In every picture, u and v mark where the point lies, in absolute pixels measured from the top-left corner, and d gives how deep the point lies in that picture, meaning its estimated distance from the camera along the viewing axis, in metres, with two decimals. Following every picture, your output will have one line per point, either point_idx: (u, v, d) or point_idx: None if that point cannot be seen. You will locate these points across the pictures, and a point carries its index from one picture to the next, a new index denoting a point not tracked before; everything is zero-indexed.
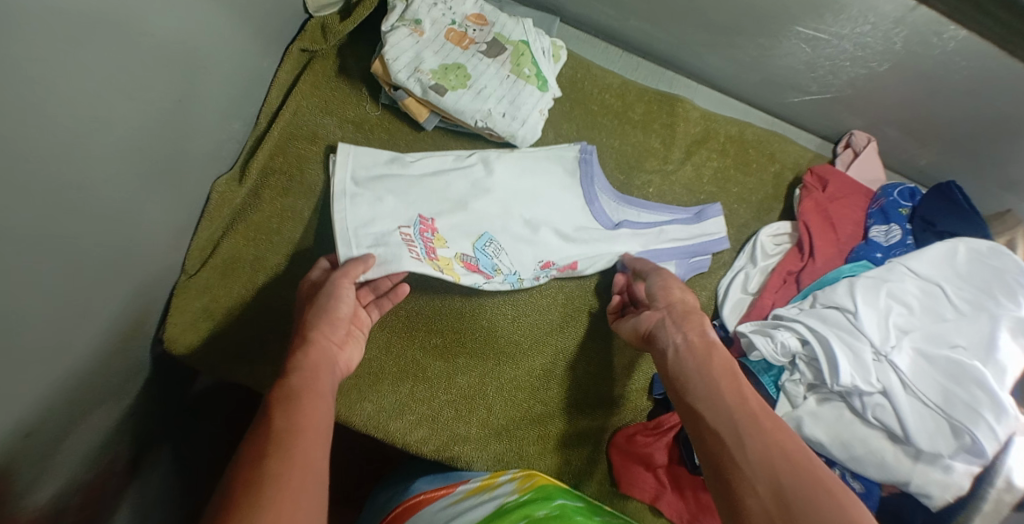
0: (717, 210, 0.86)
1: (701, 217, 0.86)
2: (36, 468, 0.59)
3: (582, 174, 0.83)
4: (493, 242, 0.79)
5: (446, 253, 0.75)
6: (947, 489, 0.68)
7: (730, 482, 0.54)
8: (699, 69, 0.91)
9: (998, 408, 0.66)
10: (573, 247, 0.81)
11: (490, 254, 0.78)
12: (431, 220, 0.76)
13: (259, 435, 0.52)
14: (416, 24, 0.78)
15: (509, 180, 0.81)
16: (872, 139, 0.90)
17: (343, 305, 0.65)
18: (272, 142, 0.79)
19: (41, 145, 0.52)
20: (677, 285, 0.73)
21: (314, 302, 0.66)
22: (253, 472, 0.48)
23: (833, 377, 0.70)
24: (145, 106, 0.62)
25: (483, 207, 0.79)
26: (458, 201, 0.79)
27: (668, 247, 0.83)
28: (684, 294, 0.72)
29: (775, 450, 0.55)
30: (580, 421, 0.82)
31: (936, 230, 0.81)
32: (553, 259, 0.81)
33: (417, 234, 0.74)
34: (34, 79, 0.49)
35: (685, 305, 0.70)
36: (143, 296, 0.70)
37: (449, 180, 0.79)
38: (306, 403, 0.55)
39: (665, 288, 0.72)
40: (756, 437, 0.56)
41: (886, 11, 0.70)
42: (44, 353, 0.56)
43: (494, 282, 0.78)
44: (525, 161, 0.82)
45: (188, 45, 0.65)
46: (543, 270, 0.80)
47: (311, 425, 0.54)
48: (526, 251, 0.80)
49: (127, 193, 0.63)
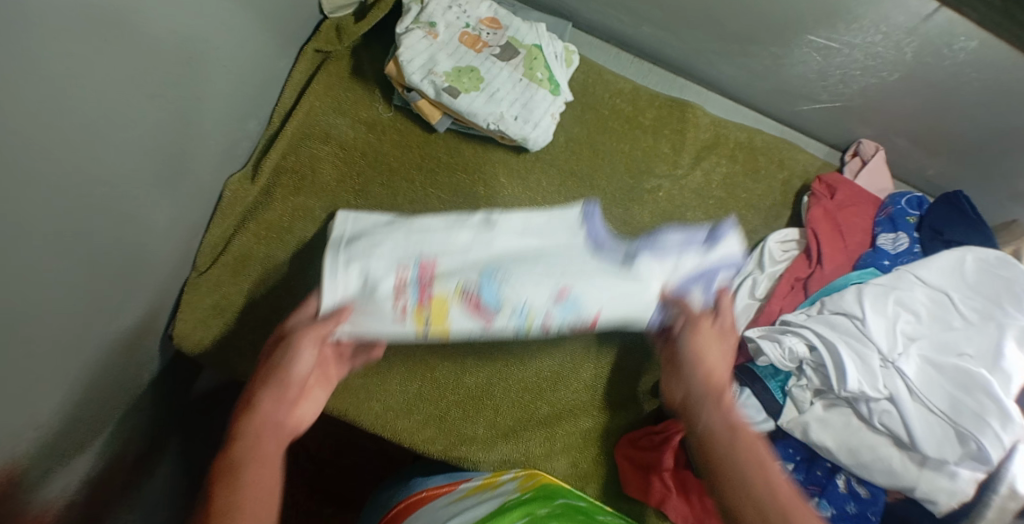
0: (730, 226, 0.73)
1: (713, 239, 0.72)
2: (52, 461, 0.59)
3: (587, 213, 0.73)
4: (501, 273, 0.67)
5: (445, 288, 0.66)
6: (954, 496, 0.68)
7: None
8: (710, 76, 0.92)
9: (1004, 415, 0.66)
10: (591, 283, 0.69)
11: (497, 285, 0.67)
12: (431, 261, 0.67)
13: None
14: (430, 26, 0.80)
15: (518, 223, 0.70)
16: (880, 148, 0.91)
17: (297, 366, 0.61)
18: (284, 141, 0.80)
19: (64, 137, 0.53)
20: (719, 343, 0.68)
21: (269, 357, 0.62)
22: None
23: (840, 382, 0.71)
24: (165, 103, 0.63)
25: (487, 255, 0.68)
26: (461, 246, 0.68)
27: (684, 277, 0.70)
28: (719, 364, 0.66)
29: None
30: (589, 426, 0.82)
31: (944, 239, 0.82)
32: (570, 287, 0.68)
33: (415, 279, 0.66)
34: (60, 70, 0.51)
35: (717, 372, 0.66)
36: (156, 292, 0.70)
37: (449, 219, 0.70)
38: (235, 489, 0.53)
39: (702, 348, 0.67)
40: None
41: (899, 21, 0.71)
42: (64, 342, 0.58)
43: (499, 323, 0.67)
44: (527, 201, 0.72)
45: (211, 43, 0.66)
46: (558, 302, 0.68)
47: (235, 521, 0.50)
48: (538, 278, 0.68)
49: (147, 187, 0.64)
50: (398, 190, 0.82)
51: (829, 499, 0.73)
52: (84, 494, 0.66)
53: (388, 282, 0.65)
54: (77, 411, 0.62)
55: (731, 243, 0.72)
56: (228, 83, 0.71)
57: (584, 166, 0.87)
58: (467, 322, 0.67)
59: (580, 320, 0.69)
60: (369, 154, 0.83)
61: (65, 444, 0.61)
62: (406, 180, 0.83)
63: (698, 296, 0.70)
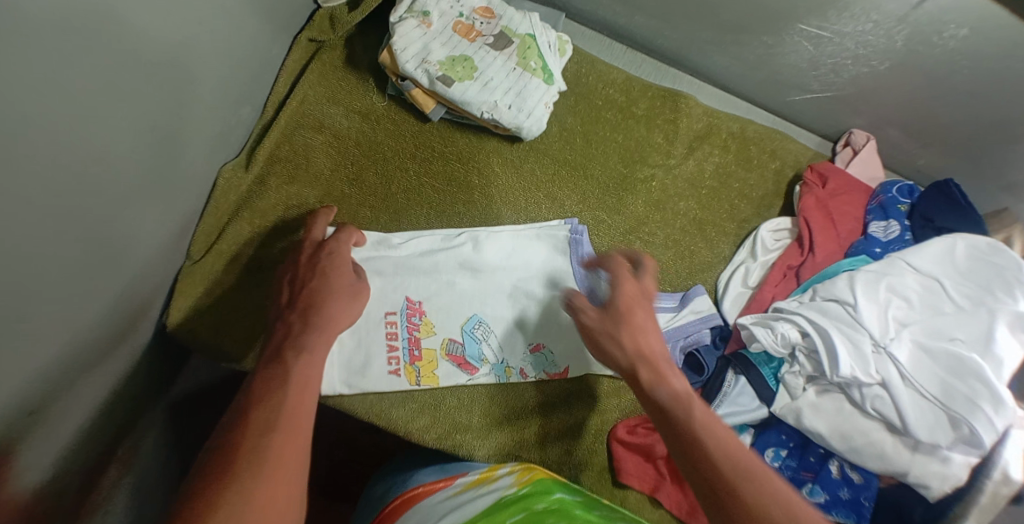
0: (700, 290, 0.82)
1: (684, 302, 0.82)
2: (46, 450, 0.59)
3: (571, 251, 0.82)
4: (481, 325, 0.80)
5: (431, 342, 0.78)
6: (946, 481, 0.69)
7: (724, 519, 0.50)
8: (703, 67, 0.92)
9: (998, 401, 0.67)
10: (565, 339, 0.81)
11: (477, 340, 0.79)
12: (419, 303, 0.79)
13: (260, 406, 0.52)
14: (424, 16, 0.80)
15: (499, 258, 0.82)
16: (872, 138, 0.91)
17: (354, 304, 0.66)
18: (278, 130, 0.80)
19: (57, 115, 0.53)
20: (629, 304, 0.64)
21: (341, 288, 0.66)
22: (259, 445, 0.49)
23: (833, 368, 0.71)
24: (160, 87, 0.63)
25: (471, 294, 0.80)
26: (447, 281, 0.80)
27: None
28: (634, 335, 0.62)
29: (758, 484, 0.51)
30: (585, 416, 0.81)
31: (934, 226, 0.83)
32: (544, 341, 0.81)
33: (405, 319, 0.78)
34: (56, 50, 0.51)
35: (639, 338, 0.63)
36: (149, 279, 0.69)
37: (438, 261, 0.80)
38: (308, 386, 0.56)
39: (617, 315, 0.64)
40: (733, 470, 0.52)
41: (890, 9, 0.73)
42: (58, 322, 0.57)
43: (480, 376, 0.79)
44: (504, 241, 0.82)
45: (205, 27, 0.66)
46: (533, 353, 0.80)
47: (305, 409, 0.54)
48: (515, 333, 0.80)
49: (142, 171, 0.64)
50: (393, 180, 0.83)
51: (822, 484, 0.74)
52: (81, 486, 0.66)
53: (381, 328, 0.77)
54: (71, 399, 0.61)
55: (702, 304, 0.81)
56: (223, 69, 0.71)
57: (578, 156, 0.87)
58: (452, 377, 0.78)
59: (550, 375, 0.80)
60: (363, 144, 0.83)
61: (61, 433, 0.61)
62: (401, 169, 0.84)
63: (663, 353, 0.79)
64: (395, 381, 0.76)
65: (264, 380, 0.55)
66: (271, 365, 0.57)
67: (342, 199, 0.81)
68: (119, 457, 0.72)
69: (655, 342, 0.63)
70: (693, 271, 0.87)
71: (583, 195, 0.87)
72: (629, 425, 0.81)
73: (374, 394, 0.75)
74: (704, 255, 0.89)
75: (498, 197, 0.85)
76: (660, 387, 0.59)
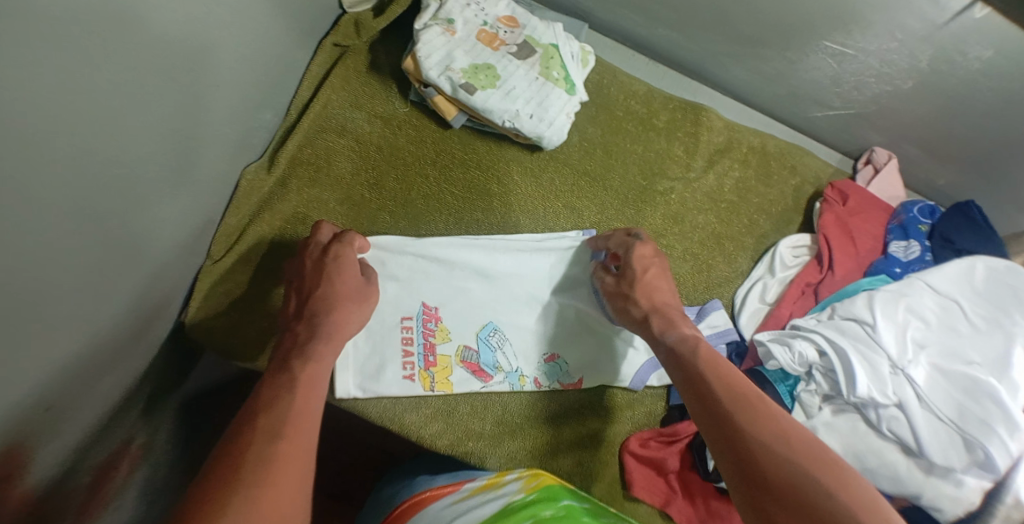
0: (717, 305, 0.83)
1: (701, 315, 0.83)
2: (60, 446, 0.59)
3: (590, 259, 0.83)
4: (497, 332, 0.80)
5: (447, 348, 0.78)
6: (958, 504, 0.68)
7: (724, 422, 0.55)
8: (724, 80, 0.92)
9: (1011, 423, 0.67)
10: (580, 350, 0.82)
11: (492, 347, 0.79)
12: (435, 308, 0.79)
13: (265, 414, 0.53)
14: (448, 23, 0.80)
15: (515, 267, 0.82)
16: (893, 156, 0.91)
17: (362, 313, 0.68)
18: (301, 133, 0.80)
19: (86, 118, 0.53)
20: (646, 262, 0.74)
21: (346, 290, 0.67)
22: (266, 451, 0.49)
23: (850, 388, 0.71)
24: (186, 91, 0.63)
25: (488, 302, 0.81)
26: (463, 288, 0.81)
27: None
28: (649, 290, 0.72)
29: (757, 406, 0.56)
30: (596, 427, 0.81)
31: (954, 248, 0.82)
32: (559, 351, 0.81)
33: (420, 325, 0.78)
34: (87, 54, 0.52)
35: (655, 293, 0.72)
36: (168, 279, 0.70)
37: (455, 267, 0.81)
38: (310, 396, 0.56)
39: (632, 272, 0.73)
40: (728, 393, 0.57)
41: (914, 28, 0.73)
42: (77, 320, 0.58)
43: (494, 383, 0.79)
44: (521, 249, 0.82)
45: (231, 31, 0.67)
46: (547, 363, 0.81)
47: (310, 418, 0.54)
48: (530, 342, 0.81)
49: (164, 172, 0.64)
50: (412, 185, 0.84)
51: None
52: (93, 482, 0.66)
53: (395, 333, 0.77)
54: (88, 397, 0.62)
55: (718, 318, 0.83)
56: (248, 74, 0.72)
57: (597, 167, 0.87)
58: (466, 384, 0.78)
59: (564, 385, 0.80)
60: (384, 148, 0.84)
61: (74, 428, 0.61)
62: (421, 175, 0.84)
63: None
64: (410, 387, 0.76)
65: (269, 390, 0.56)
66: (275, 376, 0.57)
67: (362, 203, 0.82)
68: (132, 454, 0.72)
69: (667, 299, 0.72)
70: (710, 286, 0.88)
71: (602, 206, 0.87)
72: (642, 439, 0.81)
73: (388, 399, 0.76)
74: (721, 269, 0.88)
75: (516, 205, 0.85)
76: (669, 332, 0.67)
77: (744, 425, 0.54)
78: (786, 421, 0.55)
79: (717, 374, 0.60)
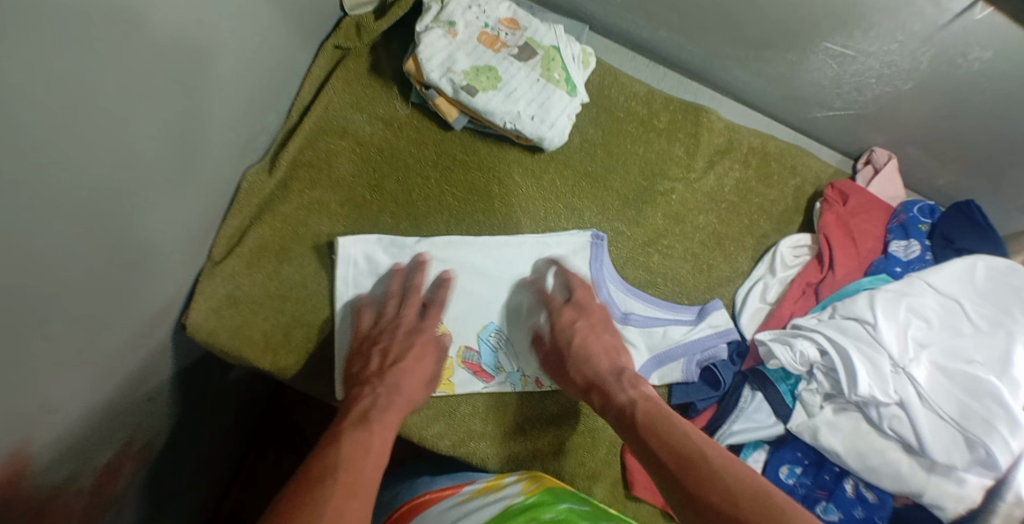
0: (718, 305, 0.84)
1: (701, 315, 0.83)
2: (62, 447, 0.60)
3: (592, 259, 0.83)
4: (497, 333, 0.80)
5: (448, 349, 0.79)
6: (961, 502, 0.69)
7: (673, 486, 0.59)
8: (724, 81, 0.92)
9: (1011, 422, 0.68)
10: None
11: (493, 347, 0.80)
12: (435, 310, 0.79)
13: (342, 470, 0.60)
14: (449, 25, 0.81)
15: (517, 269, 0.82)
16: (893, 156, 0.91)
17: (423, 392, 0.74)
18: (303, 135, 0.81)
19: (94, 119, 0.54)
20: (570, 327, 0.78)
21: (421, 366, 0.74)
22: (349, 490, 0.58)
23: (851, 386, 0.72)
24: (191, 94, 0.64)
25: (490, 303, 0.81)
26: (463, 290, 0.81)
27: (674, 347, 0.81)
28: (579, 359, 0.76)
29: (696, 458, 0.60)
30: (596, 427, 0.82)
31: (955, 247, 0.83)
32: None
33: None
34: (93, 59, 0.52)
35: (589, 363, 0.75)
36: (173, 281, 0.70)
37: (457, 268, 0.81)
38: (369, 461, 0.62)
39: (562, 343, 0.78)
40: (664, 448, 0.62)
41: (915, 29, 0.73)
42: (83, 322, 0.58)
43: (495, 383, 0.79)
44: (524, 252, 0.83)
45: (236, 33, 0.68)
46: None
47: (368, 484, 0.60)
48: (531, 342, 0.81)
49: (170, 174, 0.65)
50: (413, 187, 0.84)
51: (836, 503, 0.75)
52: (96, 485, 0.66)
53: None
54: (94, 399, 0.62)
55: (719, 318, 0.83)
56: (252, 77, 0.73)
57: (598, 168, 0.88)
58: (468, 384, 0.78)
59: None
60: (385, 150, 0.84)
61: (79, 430, 0.61)
62: (423, 177, 0.84)
63: (681, 363, 0.81)
64: None
65: (347, 448, 0.63)
66: (355, 431, 0.65)
67: (364, 204, 0.82)
68: (137, 459, 0.72)
69: (599, 360, 0.75)
70: (710, 285, 0.88)
71: (603, 207, 0.87)
72: None
73: None
74: (721, 269, 0.89)
75: (517, 206, 0.85)
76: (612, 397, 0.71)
77: (692, 487, 0.58)
78: (723, 468, 0.59)
79: (659, 436, 0.64)
